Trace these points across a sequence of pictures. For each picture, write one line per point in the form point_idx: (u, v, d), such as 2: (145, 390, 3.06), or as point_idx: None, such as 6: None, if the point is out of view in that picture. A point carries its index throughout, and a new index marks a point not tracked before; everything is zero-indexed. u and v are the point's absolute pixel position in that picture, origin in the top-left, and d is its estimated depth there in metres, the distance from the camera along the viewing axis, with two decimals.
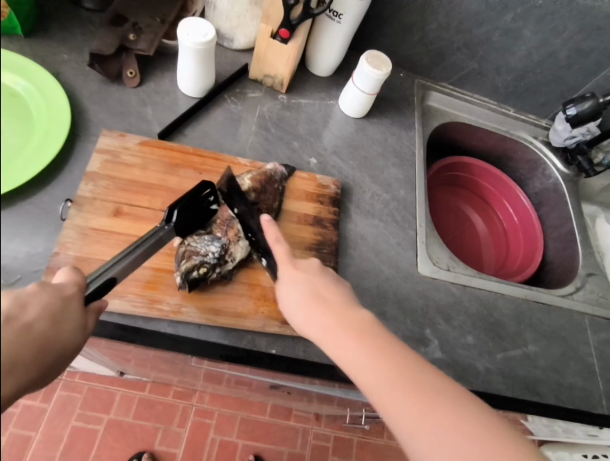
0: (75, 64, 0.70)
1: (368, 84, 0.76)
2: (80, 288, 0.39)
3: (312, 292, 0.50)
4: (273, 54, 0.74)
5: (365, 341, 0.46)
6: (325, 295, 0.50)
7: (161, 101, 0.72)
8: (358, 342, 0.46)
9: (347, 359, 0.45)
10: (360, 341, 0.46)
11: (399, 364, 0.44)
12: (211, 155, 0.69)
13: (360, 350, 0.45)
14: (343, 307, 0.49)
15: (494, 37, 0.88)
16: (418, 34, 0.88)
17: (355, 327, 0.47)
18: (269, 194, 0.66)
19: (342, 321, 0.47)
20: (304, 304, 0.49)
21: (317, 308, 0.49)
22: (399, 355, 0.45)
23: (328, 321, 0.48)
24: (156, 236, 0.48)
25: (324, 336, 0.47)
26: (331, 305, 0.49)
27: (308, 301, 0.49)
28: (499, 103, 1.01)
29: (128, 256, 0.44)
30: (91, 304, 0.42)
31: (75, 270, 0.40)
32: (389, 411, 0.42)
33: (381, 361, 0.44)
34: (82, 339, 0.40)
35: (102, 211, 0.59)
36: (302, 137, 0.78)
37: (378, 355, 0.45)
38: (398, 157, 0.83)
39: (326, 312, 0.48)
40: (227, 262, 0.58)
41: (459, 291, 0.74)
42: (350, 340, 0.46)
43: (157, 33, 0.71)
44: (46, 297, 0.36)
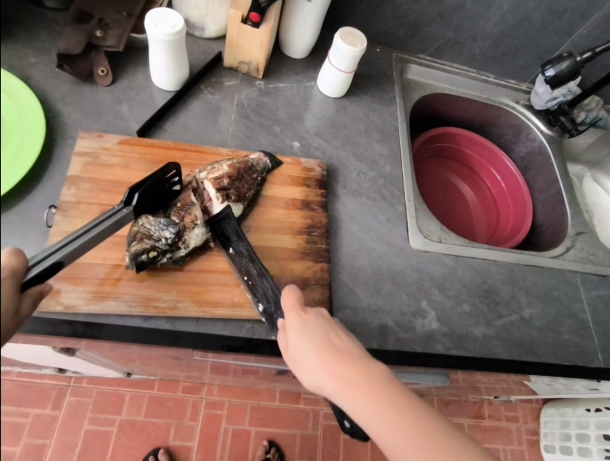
0: (44, 67, 0.68)
1: (344, 62, 0.75)
2: (15, 272, 0.38)
3: (326, 346, 0.47)
4: (245, 39, 0.73)
5: (388, 407, 0.43)
6: (338, 346, 0.47)
7: (135, 97, 0.71)
8: (378, 402, 0.43)
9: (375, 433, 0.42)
10: (369, 398, 0.43)
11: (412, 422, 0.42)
12: (192, 147, 0.67)
13: (382, 408, 0.43)
14: (356, 359, 0.46)
15: (468, 4, 0.86)
16: (390, 7, 0.87)
17: (366, 380, 0.44)
18: (245, 183, 0.64)
19: (358, 378, 0.45)
20: (321, 375, 0.46)
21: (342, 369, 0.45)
22: (419, 417, 0.42)
23: (340, 380, 0.45)
24: (114, 218, 0.49)
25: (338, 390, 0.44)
26: (334, 349, 0.47)
27: (312, 355, 0.47)
28: (478, 71, 1.00)
29: (77, 241, 0.45)
30: (28, 290, 0.42)
31: (13, 253, 0.39)
32: None
33: (395, 416, 0.42)
34: (13, 325, 0.39)
35: (88, 214, 0.58)
36: (282, 122, 0.77)
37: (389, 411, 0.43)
38: (382, 133, 0.83)
39: (336, 369, 0.45)
40: (180, 247, 0.56)
41: (452, 261, 0.74)
42: (371, 402, 0.43)
43: (125, 27, 0.70)
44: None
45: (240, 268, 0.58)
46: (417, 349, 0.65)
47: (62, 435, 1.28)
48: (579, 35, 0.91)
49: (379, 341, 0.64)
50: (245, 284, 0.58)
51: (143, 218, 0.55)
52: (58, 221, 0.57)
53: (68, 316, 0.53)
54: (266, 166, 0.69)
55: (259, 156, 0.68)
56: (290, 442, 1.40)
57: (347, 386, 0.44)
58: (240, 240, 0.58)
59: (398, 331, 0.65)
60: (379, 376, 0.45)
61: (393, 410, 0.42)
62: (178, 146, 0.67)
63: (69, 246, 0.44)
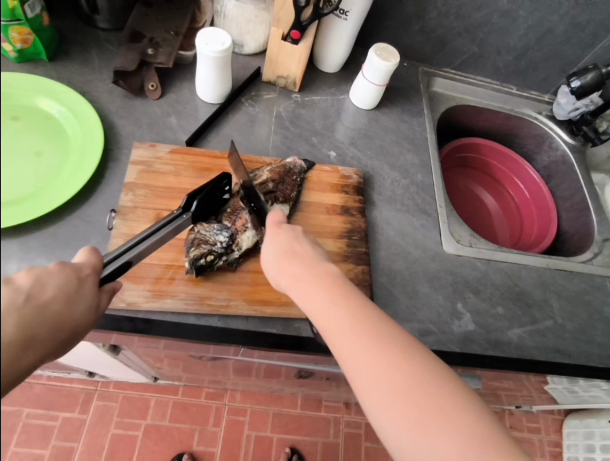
0: (100, 83, 0.73)
1: (378, 75, 0.79)
2: (96, 270, 0.43)
3: (286, 248, 0.51)
4: (284, 55, 0.77)
5: (335, 299, 0.46)
6: (299, 250, 0.52)
7: (183, 109, 0.75)
8: (329, 296, 0.46)
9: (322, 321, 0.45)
10: (292, 262, 0.50)
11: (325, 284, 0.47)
12: (238, 157, 0.71)
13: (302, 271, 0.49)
14: (315, 261, 0.50)
15: (493, 19, 0.90)
16: (418, 24, 0.91)
17: (321, 279, 0.48)
18: (287, 185, 0.68)
19: (308, 273, 0.48)
20: (287, 272, 0.50)
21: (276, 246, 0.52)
22: (356, 306, 0.45)
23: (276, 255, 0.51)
24: (173, 224, 0.53)
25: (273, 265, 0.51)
26: (300, 254, 0.51)
27: (284, 251, 0.51)
28: (501, 83, 1.04)
29: (144, 241, 0.49)
30: (105, 286, 0.45)
31: (93, 252, 0.44)
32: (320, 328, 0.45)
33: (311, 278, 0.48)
34: (95, 318, 0.43)
35: (144, 218, 0.62)
36: (319, 132, 0.81)
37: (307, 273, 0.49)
38: (412, 143, 0.86)
39: (297, 267, 0.49)
40: (233, 251, 0.59)
41: (484, 265, 0.77)
42: (297, 272, 0.49)
43: (173, 45, 0.75)
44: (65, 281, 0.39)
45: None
46: (455, 349, 0.67)
47: (89, 438, 1.30)
48: (601, 47, 0.94)
49: (416, 341, 0.66)
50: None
51: (198, 225, 0.59)
52: (118, 224, 0.61)
53: (129, 314, 0.56)
54: (301, 168, 0.72)
55: (294, 159, 0.71)
56: (312, 450, 1.40)
57: (299, 279, 0.49)
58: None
59: (435, 332, 0.67)
60: (327, 277, 0.48)
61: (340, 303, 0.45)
62: (224, 155, 0.70)
63: (137, 247, 0.48)
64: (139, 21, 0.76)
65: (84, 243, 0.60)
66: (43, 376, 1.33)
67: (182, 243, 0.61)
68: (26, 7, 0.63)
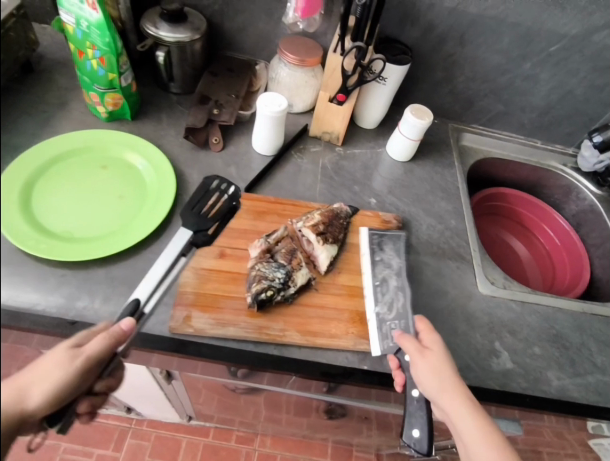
0: (173, 138, 0.86)
1: (413, 132, 0.89)
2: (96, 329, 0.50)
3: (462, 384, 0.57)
4: (330, 114, 0.87)
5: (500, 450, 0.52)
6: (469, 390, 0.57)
7: (240, 160, 0.86)
8: (487, 438, 0.53)
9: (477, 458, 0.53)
10: (465, 396, 0.56)
11: (493, 431, 0.53)
12: (290, 203, 0.79)
13: (474, 413, 0.55)
14: (481, 408, 0.56)
15: (517, 82, 0.99)
16: (447, 87, 1.02)
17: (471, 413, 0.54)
18: (335, 227, 0.75)
19: (482, 418, 0.54)
20: (437, 397, 0.56)
21: (449, 371, 0.58)
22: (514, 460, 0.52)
23: (453, 384, 0.56)
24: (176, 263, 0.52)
25: (445, 391, 0.56)
26: (451, 379, 0.57)
27: (442, 373, 0.57)
28: (526, 137, 1.11)
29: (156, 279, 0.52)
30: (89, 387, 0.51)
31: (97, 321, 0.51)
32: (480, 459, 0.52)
33: (483, 422, 0.54)
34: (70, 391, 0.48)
35: (210, 253, 0.69)
36: (359, 182, 0.89)
37: (480, 414, 0.55)
38: (445, 192, 0.93)
39: (453, 399, 0.55)
40: (290, 286, 0.66)
41: (519, 307, 0.80)
42: (470, 409, 0.55)
43: (234, 105, 0.87)
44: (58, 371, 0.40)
45: (377, 273, 0.72)
46: (496, 387, 0.69)
47: None
48: None
49: None
50: (374, 287, 0.70)
51: (258, 264, 0.67)
52: None
53: (196, 339, 0.63)
54: (348, 213, 0.79)
55: (340, 205, 0.79)
56: None
57: (469, 417, 0.54)
58: (395, 256, 0.74)
59: (475, 369, 0.70)
60: (492, 423, 0.54)
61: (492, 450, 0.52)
62: (278, 201, 0.79)
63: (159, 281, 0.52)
64: (206, 86, 0.89)
65: None
66: None
67: (243, 278, 0.68)
68: (121, 79, 0.78)
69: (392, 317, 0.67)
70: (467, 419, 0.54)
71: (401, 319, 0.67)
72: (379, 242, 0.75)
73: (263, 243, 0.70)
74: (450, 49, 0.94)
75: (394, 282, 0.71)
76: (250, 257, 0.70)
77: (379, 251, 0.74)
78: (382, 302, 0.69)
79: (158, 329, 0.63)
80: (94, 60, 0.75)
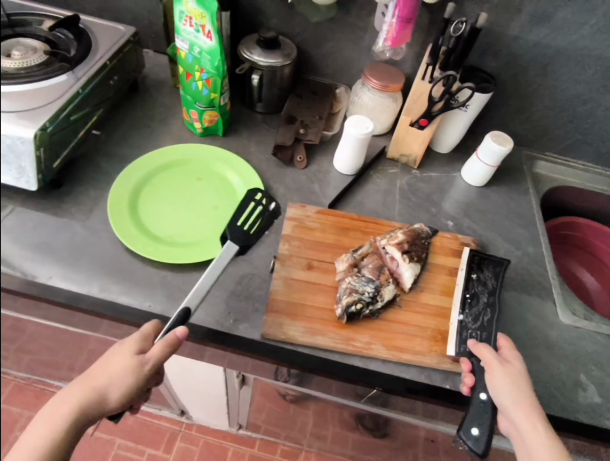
0: (260, 154, 0.91)
1: (492, 157, 0.90)
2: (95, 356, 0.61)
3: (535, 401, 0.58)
4: (410, 137, 0.91)
5: None
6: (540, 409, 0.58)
7: (323, 178, 0.90)
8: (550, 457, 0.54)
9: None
10: (536, 411, 0.57)
11: (560, 452, 0.55)
12: (371, 220, 0.82)
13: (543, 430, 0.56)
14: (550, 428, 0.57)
15: (598, 112, 0.98)
16: (524, 115, 1.03)
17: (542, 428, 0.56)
18: (418, 247, 0.76)
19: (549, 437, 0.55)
20: (510, 407, 0.57)
21: (524, 385, 0.59)
22: None
23: (527, 398, 0.58)
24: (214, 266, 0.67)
25: (517, 403, 0.57)
26: (528, 396, 0.58)
27: (516, 383, 0.59)
28: (604, 168, 1.09)
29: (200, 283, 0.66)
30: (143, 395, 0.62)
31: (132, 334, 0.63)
32: None
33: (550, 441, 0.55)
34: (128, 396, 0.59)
35: (298, 264, 0.73)
36: (436, 204, 0.91)
37: (548, 433, 0.56)
38: (521, 218, 0.93)
39: (530, 414, 0.56)
40: (377, 301, 0.68)
41: (605, 340, 0.77)
42: (539, 425, 0.56)
43: (319, 126, 0.92)
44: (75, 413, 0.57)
45: (470, 286, 0.73)
46: (583, 420, 0.67)
47: None
48: None
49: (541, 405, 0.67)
50: (463, 298, 0.72)
51: (348, 277, 0.69)
52: (278, 267, 0.72)
53: (287, 346, 0.65)
54: (428, 234, 0.80)
55: (421, 225, 0.81)
56: None
57: (537, 431, 0.55)
58: (493, 279, 0.75)
59: (561, 400, 0.69)
60: (558, 444, 0.55)
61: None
62: (361, 218, 0.82)
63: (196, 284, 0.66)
64: (293, 107, 0.95)
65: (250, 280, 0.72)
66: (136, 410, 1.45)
67: (331, 289, 0.70)
68: (221, 98, 0.85)
69: (474, 327, 0.69)
70: (535, 433, 0.55)
71: (484, 331, 0.69)
72: (480, 263, 0.76)
73: (350, 257, 0.73)
74: (531, 78, 0.96)
75: (484, 298, 0.73)
76: (337, 270, 0.72)
77: (478, 270, 0.76)
78: (468, 313, 0.71)
79: (251, 333, 0.66)
80: (200, 82, 0.82)
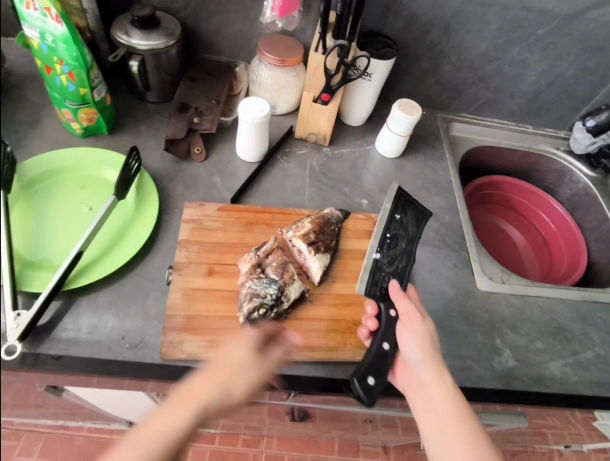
0: (153, 150, 0.82)
1: (402, 128, 0.86)
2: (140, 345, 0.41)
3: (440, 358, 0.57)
4: (315, 114, 0.84)
5: (459, 429, 0.51)
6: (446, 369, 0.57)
7: (225, 169, 0.83)
8: (450, 413, 0.52)
9: (434, 429, 0.52)
10: (437, 368, 0.56)
11: (460, 410, 0.52)
12: (278, 210, 0.77)
13: (445, 389, 0.54)
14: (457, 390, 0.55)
15: (505, 68, 0.96)
16: (434, 77, 0.99)
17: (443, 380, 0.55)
18: (327, 234, 0.72)
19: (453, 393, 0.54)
20: (423, 359, 0.57)
21: (430, 339, 0.59)
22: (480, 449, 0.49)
23: (429, 353, 0.57)
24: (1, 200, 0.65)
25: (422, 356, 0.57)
26: (435, 352, 0.58)
27: (419, 339, 0.59)
28: (517, 123, 1.09)
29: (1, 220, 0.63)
30: None
31: None
32: (437, 430, 0.52)
33: (453, 399, 0.53)
34: None
35: (198, 272, 0.67)
36: (349, 182, 0.87)
37: (449, 391, 0.54)
38: (437, 187, 0.91)
39: (436, 367, 0.56)
40: (283, 302, 0.64)
41: (519, 301, 0.78)
42: (442, 380, 0.55)
43: (216, 112, 0.83)
44: (257, 368, 0.53)
45: (391, 227, 0.70)
46: (499, 386, 0.68)
47: None
48: None
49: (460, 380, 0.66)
50: (383, 238, 0.69)
51: (248, 280, 0.65)
52: (175, 279, 0.66)
53: (189, 364, 0.61)
54: (339, 218, 0.77)
55: (331, 209, 0.77)
56: None
57: (433, 386, 0.55)
58: (414, 226, 0.73)
59: (477, 369, 0.69)
60: (464, 405, 0.53)
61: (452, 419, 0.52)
62: (265, 210, 0.76)
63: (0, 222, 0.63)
64: (185, 93, 0.85)
65: (145, 297, 0.66)
66: (83, 428, 1.35)
67: (234, 295, 0.66)
68: (94, 93, 0.74)
69: (387, 270, 0.67)
70: (431, 387, 0.55)
71: (396, 276, 0.68)
72: (404, 205, 0.73)
73: (253, 256, 0.68)
74: (435, 39, 0.91)
75: (402, 243, 0.71)
76: (240, 272, 0.68)
77: (402, 211, 0.72)
78: (385, 253, 0.68)
79: (149, 356, 0.61)
80: (63, 76, 0.70)
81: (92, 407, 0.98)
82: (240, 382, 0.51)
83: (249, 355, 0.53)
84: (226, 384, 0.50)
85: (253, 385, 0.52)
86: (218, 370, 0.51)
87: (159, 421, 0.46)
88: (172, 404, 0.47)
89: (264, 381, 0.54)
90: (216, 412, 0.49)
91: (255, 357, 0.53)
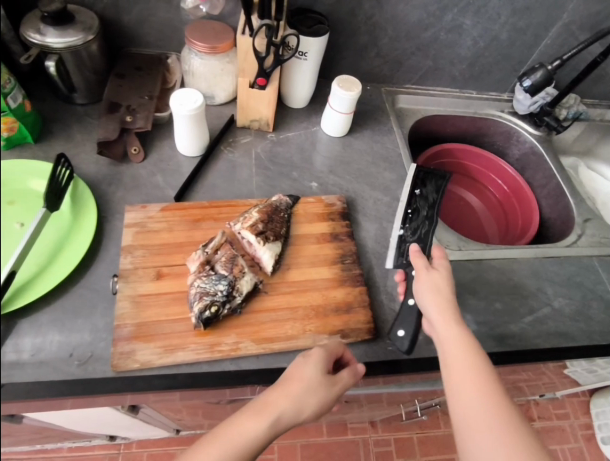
0: (86, 155, 0.78)
1: (344, 105, 0.84)
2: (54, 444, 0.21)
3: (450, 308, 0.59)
4: (254, 100, 0.82)
5: (476, 376, 0.53)
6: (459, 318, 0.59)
7: (166, 167, 0.79)
8: (466, 361, 0.55)
9: (455, 377, 0.54)
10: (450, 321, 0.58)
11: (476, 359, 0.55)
12: (224, 203, 0.75)
13: (461, 339, 0.56)
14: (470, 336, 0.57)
15: (441, 35, 0.96)
16: (373, 50, 0.97)
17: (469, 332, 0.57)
18: (276, 222, 0.71)
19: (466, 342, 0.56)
20: (437, 311, 0.59)
21: (440, 292, 0.60)
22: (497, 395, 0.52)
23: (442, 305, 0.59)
24: None
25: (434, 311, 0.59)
26: (449, 301, 0.60)
27: (431, 294, 0.60)
28: (461, 90, 1.09)
29: None
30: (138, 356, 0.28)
31: None
32: (457, 379, 0.54)
33: (467, 349, 0.55)
34: None
35: (146, 277, 0.65)
36: (298, 167, 0.85)
37: (463, 343, 0.56)
38: (388, 161, 0.90)
39: (448, 317, 0.58)
40: (235, 297, 0.63)
41: (476, 266, 0.80)
42: (454, 331, 0.57)
43: (149, 108, 0.79)
44: (326, 388, 0.54)
45: (412, 202, 0.78)
46: None
47: None
48: (545, 45, 0.99)
49: (423, 350, 0.67)
50: (405, 213, 0.77)
51: (196, 279, 0.63)
52: (121, 287, 0.63)
53: (144, 372, 0.59)
54: (288, 204, 0.75)
55: (279, 196, 0.75)
56: None
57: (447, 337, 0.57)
58: (434, 192, 0.79)
59: None
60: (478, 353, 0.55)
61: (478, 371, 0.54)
62: (212, 204, 0.74)
63: None
64: (114, 91, 0.80)
65: (92, 310, 0.63)
66: (64, 448, 1.29)
67: (185, 296, 0.64)
68: (8, 99, 0.69)
69: (412, 238, 0.74)
70: (448, 340, 0.57)
71: (420, 241, 0.73)
72: (424, 177, 0.81)
73: (201, 254, 0.66)
74: (369, 11, 0.89)
75: (424, 211, 0.77)
76: (190, 272, 0.66)
77: (420, 185, 0.80)
78: (409, 226, 0.75)
79: (101, 371, 0.58)
80: None
81: (62, 427, 0.94)
82: (308, 403, 0.53)
83: (317, 377, 0.54)
84: (297, 402, 0.53)
85: (321, 403, 0.54)
86: (293, 387, 0.53)
87: (241, 423, 0.51)
88: (251, 414, 0.51)
89: (333, 401, 0.56)
90: (286, 427, 0.53)
91: (322, 378, 0.55)
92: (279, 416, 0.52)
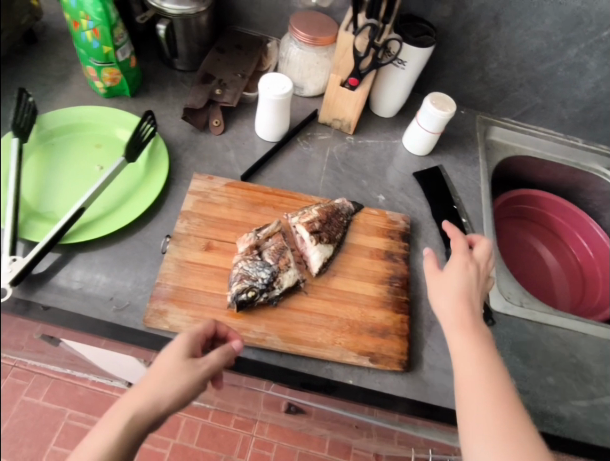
0: (172, 118, 0.81)
1: (432, 123, 0.80)
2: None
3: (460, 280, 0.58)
4: (342, 99, 0.80)
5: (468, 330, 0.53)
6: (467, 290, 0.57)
7: (241, 145, 0.80)
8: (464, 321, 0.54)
9: (451, 335, 0.54)
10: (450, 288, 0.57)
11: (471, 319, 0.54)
12: (288, 194, 0.74)
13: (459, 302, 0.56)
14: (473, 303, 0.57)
15: (559, 72, 0.87)
16: (478, 73, 0.91)
17: (478, 320, 0.55)
18: (333, 226, 0.69)
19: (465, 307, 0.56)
20: (449, 290, 0.57)
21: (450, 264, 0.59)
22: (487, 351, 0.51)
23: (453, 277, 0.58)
24: None
25: (437, 277, 0.59)
26: (462, 276, 0.58)
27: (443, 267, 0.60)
28: (566, 135, 0.99)
29: None
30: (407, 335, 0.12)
31: None
32: (452, 337, 0.53)
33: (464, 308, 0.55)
34: None
35: (195, 246, 0.66)
36: (369, 175, 0.82)
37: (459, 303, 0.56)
38: (465, 192, 0.84)
39: (455, 286, 0.57)
40: (274, 288, 0.61)
41: (535, 328, 0.72)
42: (450, 294, 0.57)
43: (240, 86, 0.81)
44: (189, 373, 0.46)
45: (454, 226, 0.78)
46: None
47: None
48: None
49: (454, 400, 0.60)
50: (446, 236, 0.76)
51: (242, 261, 0.63)
52: (171, 248, 0.65)
53: (170, 336, 0.59)
54: (350, 210, 0.73)
55: (343, 200, 0.73)
56: None
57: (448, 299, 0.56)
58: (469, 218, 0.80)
59: None
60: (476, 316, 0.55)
61: (488, 355, 0.51)
62: (275, 192, 0.74)
63: None
64: (212, 64, 0.83)
65: (139, 263, 0.65)
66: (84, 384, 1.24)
67: (227, 274, 0.64)
68: (118, 52, 0.73)
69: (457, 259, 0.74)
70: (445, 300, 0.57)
71: None
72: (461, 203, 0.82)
73: (252, 237, 0.66)
74: (484, 31, 0.84)
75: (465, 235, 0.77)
76: (237, 252, 0.66)
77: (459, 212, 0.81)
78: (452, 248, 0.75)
79: (132, 322, 0.60)
80: (88, 32, 0.70)
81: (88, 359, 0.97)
82: (168, 392, 0.45)
83: (177, 363, 0.47)
84: (153, 396, 0.44)
85: (182, 391, 0.46)
86: (149, 380, 0.45)
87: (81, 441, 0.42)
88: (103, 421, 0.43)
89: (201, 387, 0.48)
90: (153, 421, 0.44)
91: (182, 363, 0.47)
92: (134, 416, 0.43)
